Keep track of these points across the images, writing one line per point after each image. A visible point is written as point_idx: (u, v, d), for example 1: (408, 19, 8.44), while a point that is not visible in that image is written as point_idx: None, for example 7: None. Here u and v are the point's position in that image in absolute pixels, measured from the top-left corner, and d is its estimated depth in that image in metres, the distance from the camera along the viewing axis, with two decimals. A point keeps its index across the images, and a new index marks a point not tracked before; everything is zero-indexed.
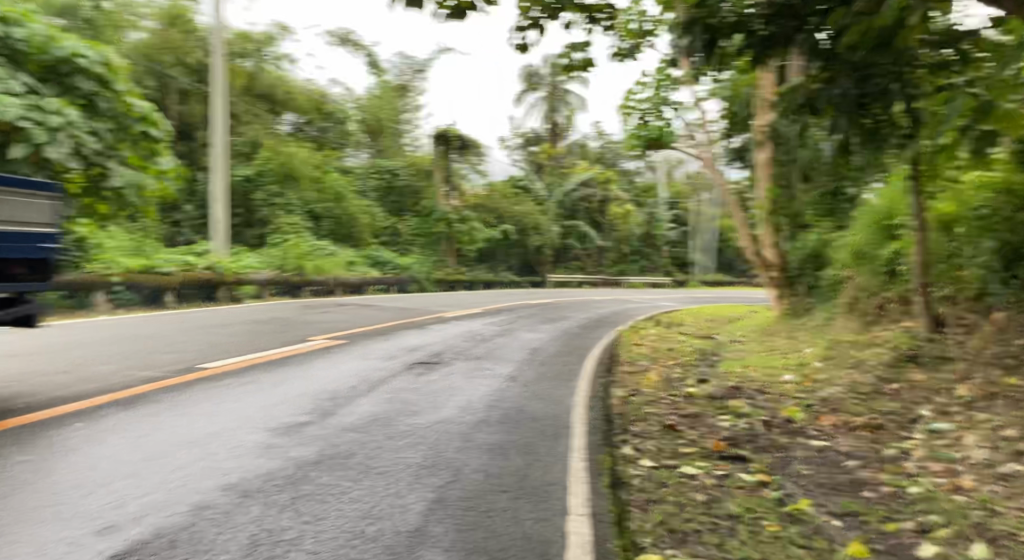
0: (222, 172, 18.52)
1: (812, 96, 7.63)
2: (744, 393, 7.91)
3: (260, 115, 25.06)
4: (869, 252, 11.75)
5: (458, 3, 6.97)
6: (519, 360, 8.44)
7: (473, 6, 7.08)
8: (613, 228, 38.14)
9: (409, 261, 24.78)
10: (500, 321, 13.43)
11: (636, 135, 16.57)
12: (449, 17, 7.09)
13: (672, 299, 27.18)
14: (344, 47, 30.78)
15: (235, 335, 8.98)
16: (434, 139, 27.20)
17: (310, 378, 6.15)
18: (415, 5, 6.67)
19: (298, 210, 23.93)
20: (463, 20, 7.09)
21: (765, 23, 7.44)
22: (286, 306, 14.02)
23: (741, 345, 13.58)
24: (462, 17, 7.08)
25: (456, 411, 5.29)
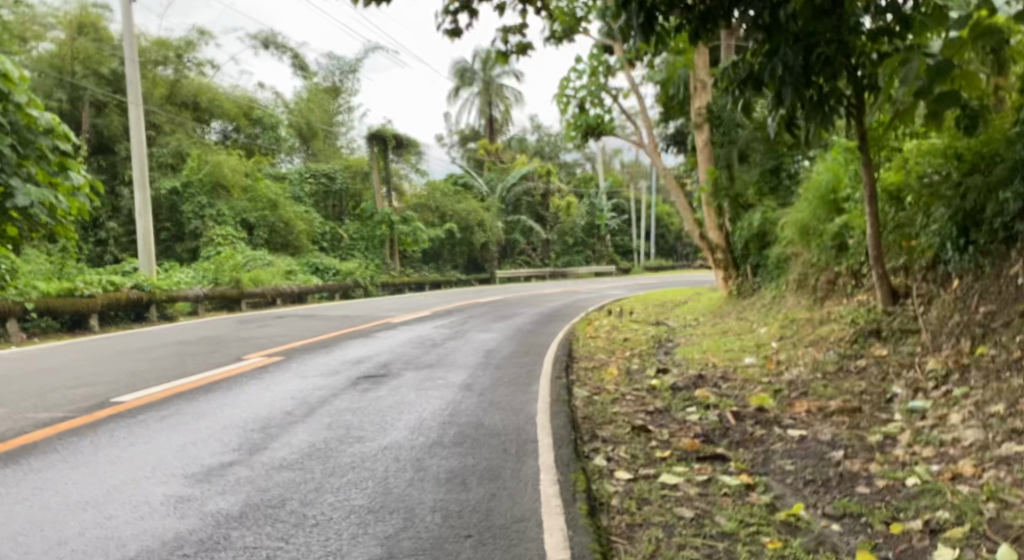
0: (142, 188, 17.33)
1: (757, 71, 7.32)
2: (710, 382, 7.53)
3: (183, 124, 23.93)
4: (817, 227, 11.51)
5: None
6: (471, 364, 7.91)
7: None
8: (557, 220, 37.81)
9: (351, 266, 23.98)
10: (449, 323, 12.85)
11: (574, 124, 16.14)
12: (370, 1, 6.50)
13: (621, 287, 26.97)
14: (268, 48, 29.67)
15: (159, 359, 8.25)
16: (368, 140, 26.36)
17: (240, 405, 5.53)
18: None
19: (230, 220, 22.88)
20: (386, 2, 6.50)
21: None
22: (221, 322, 13.20)
23: (696, 329, 13.28)
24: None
25: (407, 431, 4.76)
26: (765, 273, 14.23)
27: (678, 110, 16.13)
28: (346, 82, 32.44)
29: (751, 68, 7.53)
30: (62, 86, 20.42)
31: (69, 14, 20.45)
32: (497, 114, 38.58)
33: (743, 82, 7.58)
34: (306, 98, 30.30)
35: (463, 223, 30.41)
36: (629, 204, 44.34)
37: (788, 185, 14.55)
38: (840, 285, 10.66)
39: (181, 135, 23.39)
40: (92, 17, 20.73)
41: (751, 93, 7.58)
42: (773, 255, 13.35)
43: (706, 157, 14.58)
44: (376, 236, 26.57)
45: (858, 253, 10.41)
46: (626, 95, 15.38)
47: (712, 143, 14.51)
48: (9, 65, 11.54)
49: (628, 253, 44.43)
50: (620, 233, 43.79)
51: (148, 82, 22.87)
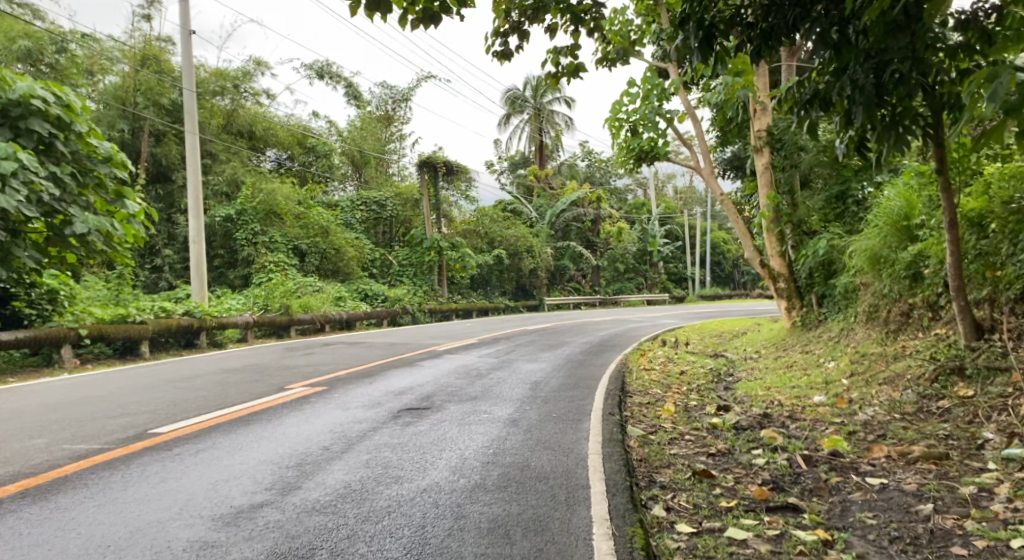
0: (197, 215, 17.51)
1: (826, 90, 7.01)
2: (774, 421, 7.05)
3: (241, 152, 24.35)
4: (888, 256, 10.94)
5: (429, 7, 6.21)
6: (519, 398, 7.57)
7: (446, 9, 6.32)
8: (606, 247, 37.44)
9: (400, 292, 23.96)
10: (497, 353, 12.55)
11: (627, 149, 15.81)
12: (419, 23, 6.34)
13: (673, 315, 26.39)
14: (323, 78, 30.14)
15: (204, 387, 8.13)
16: (418, 167, 26.43)
17: (276, 439, 5.30)
18: (380, 9, 5.92)
19: (283, 247, 23.11)
20: (436, 24, 6.32)
21: (763, 16, 6.75)
22: (268, 349, 13.12)
23: (755, 362, 12.72)
24: (434, 22, 6.30)
25: (449, 471, 4.46)
26: (832, 303, 13.64)
27: (735, 134, 15.68)
28: (398, 111, 32.77)
29: (817, 87, 7.14)
30: (125, 117, 20.94)
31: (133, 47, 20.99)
32: (547, 141, 38.50)
33: (808, 102, 7.20)
34: (359, 128, 30.64)
35: (511, 250, 30.28)
36: (680, 231, 43.67)
37: (854, 211, 13.95)
38: (915, 317, 10.09)
39: (237, 163, 23.76)
40: (155, 49, 21.18)
41: (817, 113, 7.21)
42: (840, 284, 12.76)
43: (766, 182, 14.06)
44: (425, 262, 26.54)
45: (934, 284, 9.86)
46: (680, 119, 15.02)
47: (771, 167, 14.05)
48: (72, 95, 11.76)
49: (679, 280, 43.69)
50: (671, 260, 43.11)
51: (205, 112, 23.30)
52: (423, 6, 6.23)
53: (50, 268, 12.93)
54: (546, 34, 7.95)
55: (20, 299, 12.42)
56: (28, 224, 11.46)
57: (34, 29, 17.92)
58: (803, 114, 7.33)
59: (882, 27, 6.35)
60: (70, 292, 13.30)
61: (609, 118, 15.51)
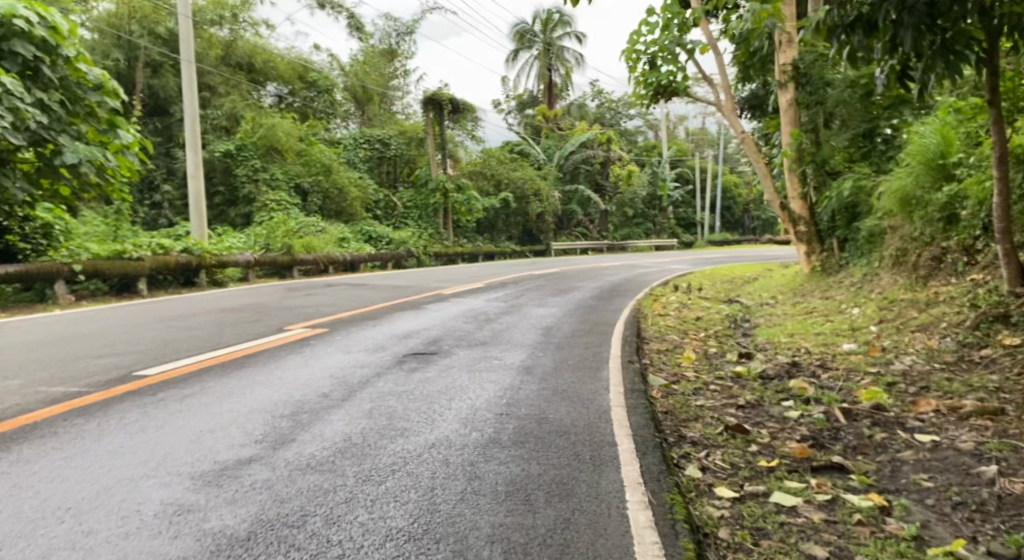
0: (195, 150, 16.90)
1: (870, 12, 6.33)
2: (804, 371, 6.61)
3: (239, 85, 23.55)
4: (920, 197, 10.33)
5: None
6: (532, 344, 7.13)
7: None
8: (615, 191, 36.72)
9: (405, 234, 23.46)
10: (505, 296, 12.11)
11: (644, 82, 15.08)
12: None
13: (682, 261, 25.84)
14: (325, 10, 29.13)
15: (199, 327, 7.73)
16: (423, 104, 25.60)
17: (270, 385, 4.87)
18: None
19: (285, 185, 22.54)
20: None
21: None
22: (268, 289, 12.70)
23: (772, 308, 12.27)
24: None
25: (460, 424, 4.02)
26: (854, 248, 13.09)
27: (758, 70, 14.97)
28: (403, 46, 31.78)
29: (861, 9, 6.48)
30: (122, 47, 20.17)
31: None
32: (557, 80, 37.46)
33: (850, 25, 6.54)
34: (362, 63, 29.74)
35: (519, 193, 29.62)
36: (691, 175, 42.81)
37: (881, 151, 13.24)
38: (947, 263, 9.57)
39: (236, 98, 22.98)
40: None
41: (859, 39, 6.54)
42: (866, 227, 12.18)
43: (791, 119, 13.63)
44: (430, 204, 25.93)
45: (970, 226, 9.32)
46: (702, 50, 14.29)
47: (796, 103, 13.51)
48: (58, 17, 11.00)
49: (688, 226, 43.03)
50: (680, 204, 42.37)
51: (202, 43, 22.44)
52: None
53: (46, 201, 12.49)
54: None
55: (14, 233, 11.97)
56: (16, 152, 11.01)
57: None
58: (844, 38, 6.66)
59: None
60: (67, 228, 12.87)
61: (626, 49, 14.77)
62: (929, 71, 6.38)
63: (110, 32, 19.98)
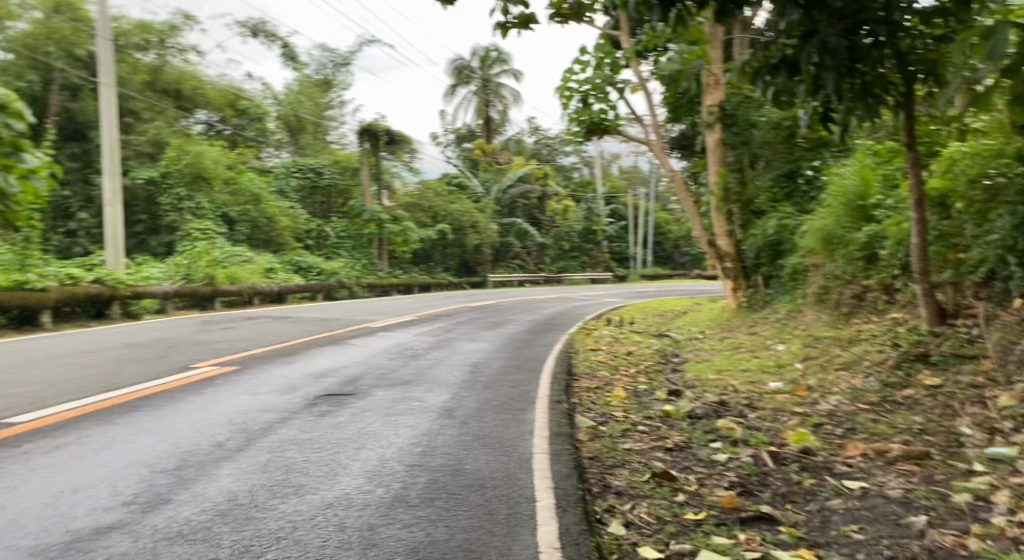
0: (112, 177, 16.15)
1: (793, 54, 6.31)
2: (733, 410, 6.46)
3: (166, 111, 22.66)
4: (842, 236, 10.43)
5: None
6: (456, 382, 6.82)
7: None
8: (552, 224, 36.79)
9: (336, 265, 22.89)
10: (434, 331, 11.75)
11: (577, 119, 15.09)
12: None
13: (617, 295, 25.91)
14: (257, 37, 28.58)
15: (95, 365, 7.15)
16: (358, 135, 25.19)
17: (157, 434, 4.47)
18: None
19: (210, 215, 21.79)
20: None
21: None
22: (182, 323, 12.05)
23: (701, 343, 12.24)
24: None
25: (364, 479, 3.80)
26: (780, 285, 13.22)
27: (686, 109, 15.19)
28: (338, 76, 31.48)
29: (785, 50, 6.48)
30: (36, 68, 19.27)
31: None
32: (494, 114, 37.58)
33: (774, 66, 6.53)
34: (295, 91, 29.28)
35: (456, 225, 29.37)
36: (625, 210, 43.32)
37: (804, 191, 13.45)
38: (869, 300, 9.67)
39: (162, 123, 22.08)
40: None
41: (783, 80, 6.51)
42: (791, 264, 12.31)
43: (717, 158, 13.87)
44: (364, 235, 25.40)
45: (889, 264, 9.43)
46: (633, 90, 14.40)
47: (724, 144, 13.74)
48: None
49: (623, 260, 43.47)
50: (615, 238, 42.81)
51: (125, 67, 21.57)
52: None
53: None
54: None
55: None
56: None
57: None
58: (768, 79, 6.63)
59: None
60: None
61: (559, 86, 14.78)
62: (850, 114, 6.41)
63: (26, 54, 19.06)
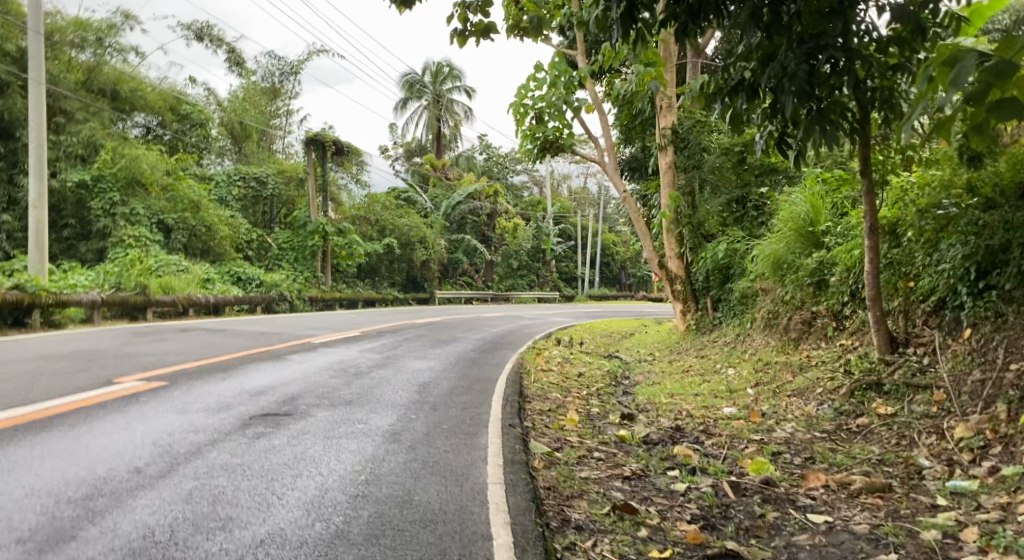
0: (39, 178, 15.31)
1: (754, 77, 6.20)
2: (688, 436, 6.28)
3: (101, 113, 21.62)
4: (791, 261, 10.45)
5: None
6: (402, 403, 6.48)
7: None
8: (499, 242, 36.59)
9: (277, 277, 22.22)
10: (379, 347, 11.35)
11: (531, 136, 14.94)
12: None
13: (564, 315, 25.79)
14: (202, 41, 27.79)
15: (9, 378, 6.61)
16: (305, 144, 24.63)
17: (68, 460, 4.06)
18: None
19: (146, 222, 20.93)
20: None
21: None
22: (109, 334, 11.37)
23: (650, 366, 12.12)
24: None
25: (301, 512, 3.53)
26: (727, 308, 13.24)
27: (640, 131, 15.11)
28: (286, 85, 30.79)
29: (744, 74, 6.37)
30: None
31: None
32: (444, 130, 37.34)
33: (732, 89, 6.44)
34: (241, 98, 28.57)
35: (403, 239, 28.94)
36: (573, 230, 43.47)
37: (752, 217, 13.47)
38: (818, 326, 9.67)
39: (97, 125, 21.17)
40: None
41: (742, 103, 6.39)
42: (740, 288, 12.32)
43: (669, 181, 13.77)
44: (308, 247, 24.78)
45: (839, 291, 9.38)
46: (588, 110, 14.32)
47: (675, 166, 13.71)
48: None
49: (569, 280, 43.54)
50: (562, 258, 42.86)
51: (58, 63, 20.52)
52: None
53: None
54: None
55: None
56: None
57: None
58: (728, 101, 6.51)
59: (814, 12, 5.60)
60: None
61: (513, 103, 14.64)
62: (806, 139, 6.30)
63: None
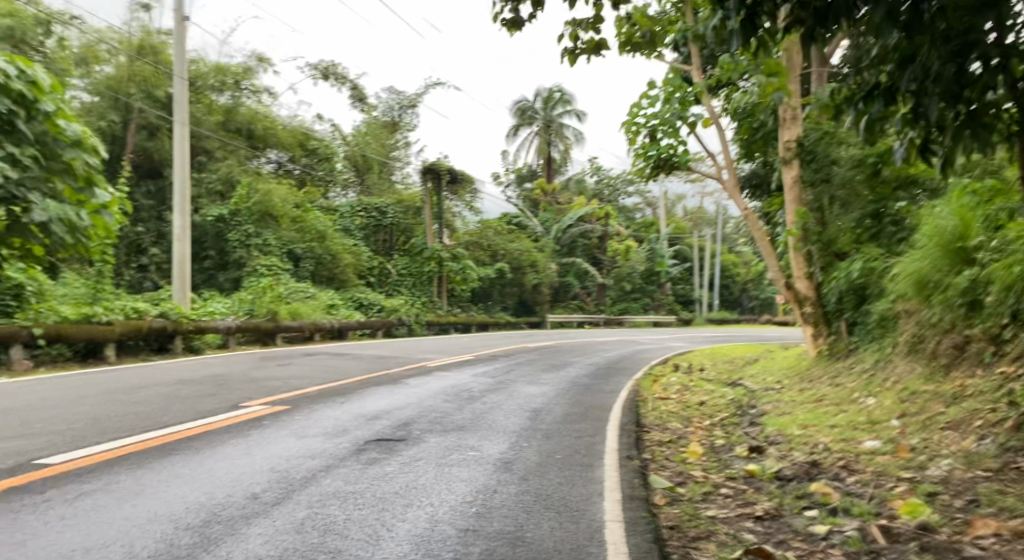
0: (181, 212, 16.26)
1: (892, 80, 5.65)
2: (827, 473, 5.74)
3: (236, 151, 22.90)
4: (938, 281, 9.69)
5: None
6: (516, 430, 6.28)
7: None
8: (613, 265, 36.12)
9: (396, 303, 22.71)
10: (494, 372, 11.25)
11: (644, 155, 14.61)
12: None
13: (682, 339, 25.06)
14: (328, 79, 29.12)
15: (145, 402, 6.89)
16: (422, 173, 25.25)
17: (188, 483, 4.10)
18: None
19: (276, 251, 21.92)
20: None
21: None
22: (238, 359, 11.81)
23: (778, 394, 11.41)
24: None
25: (410, 547, 3.37)
26: (864, 331, 12.34)
27: (761, 145, 14.43)
28: (405, 118, 31.73)
29: (880, 77, 5.83)
30: (117, 108, 19.76)
31: (130, 34, 19.72)
32: (557, 155, 37.43)
33: (868, 94, 5.86)
34: (363, 132, 29.75)
35: (516, 263, 29.10)
36: (690, 252, 42.46)
37: (891, 232, 12.42)
38: (972, 351, 8.78)
39: (233, 162, 22.47)
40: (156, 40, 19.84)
41: (878, 109, 5.84)
42: (878, 310, 11.45)
43: (794, 197, 13.13)
44: (425, 273, 25.29)
45: (996, 313, 8.54)
46: (704, 125, 13.89)
47: (801, 181, 13.05)
48: (41, 72, 10.47)
49: (687, 303, 42.45)
50: (679, 281, 41.87)
51: (201, 107, 22.08)
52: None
53: (15, 262, 11.81)
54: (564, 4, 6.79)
55: None
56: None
57: (24, 11, 16.28)
58: (862, 107, 5.98)
59: (961, 5, 4.95)
60: (38, 290, 12.13)
61: (626, 122, 14.37)
62: (955, 145, 5.65)
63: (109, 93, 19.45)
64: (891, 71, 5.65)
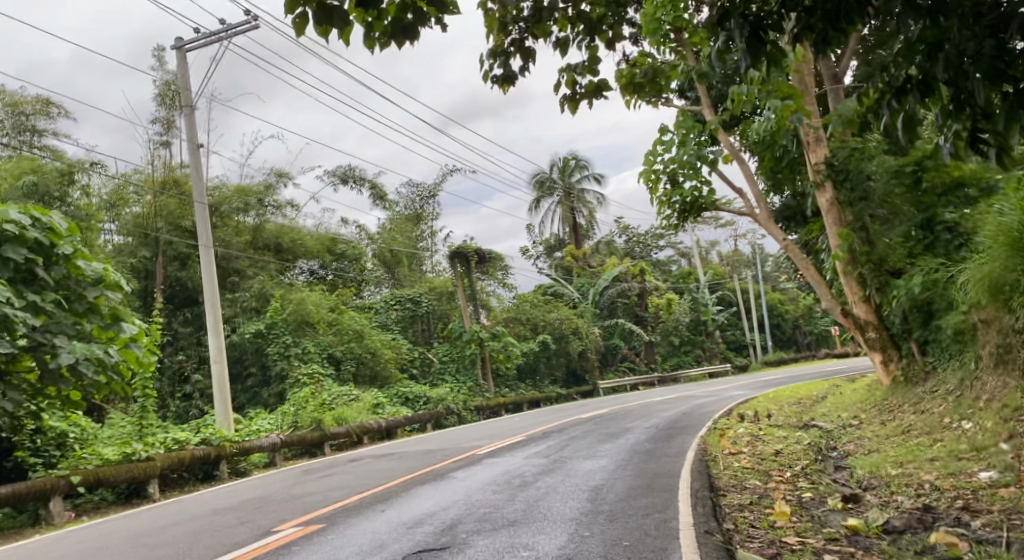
0: (215, 334, 15.89)
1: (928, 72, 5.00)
2: (946, 518, 4.93)
3: (267, 266, 22.81)
4: (1013, 284, 8.81)
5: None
6: (573, 517, 5.57)
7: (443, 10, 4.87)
8: (658, 320, 35.17)
9: (443, 391, 22.02)
10: (548, 450, 10.52)
11: (668, 202, 14.06)
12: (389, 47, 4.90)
13: (742, 387, 23.92)
14: (347, 182, 29.33)
15: (169, 542, 6.30)
16: (451, 258, 24.86)
17: None
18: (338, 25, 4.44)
19: (315, 358, 21.41)
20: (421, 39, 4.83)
21: None
22: (282, 475, 11.22)
23: (859, 430, 10.45)
24: (411, 37, 4.80)
25: None
26: (939, 350, 11.41)
27: (787, 173, 13.83)
28: (428, 209, 31.93)
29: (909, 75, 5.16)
30: (148, 244, 19.75)
31: (153, 172, 19.72)
32: (582, 221, 37.14)
33: (899, 90, 5.12)
34: (389, 228, 29.82)
35: (558, 333, 28.49)
36: (733, 296, 41.47)
37: (947, 240, 11.59)
38: None
39: (264, 277, 22.33)
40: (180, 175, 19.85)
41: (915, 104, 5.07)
42: (951, 325, 10.57)
43: (834, 220, 12.28)
44: (467, 356, 24.72)
45: None
46: (725, 161, 13.36)
47: (838, 203, 12.21)
48: (56, 216, 10.13)
49: (740, 347, 41.14)
50: (728, 327, 40.67)
51: (227, 229, 22.10)
52: (393, 16, 4.78)
53: (54, 410, 11.49)
54: (554, 50, 6.41)
55: (21, 448, 10.82)
56: (16, 362, 9.90)
57: (45, 164, 16.30)
58: (895, 107, 5.22)
59: None
60: (77, 435, 11.67)
61: (643, 171, 13.90)
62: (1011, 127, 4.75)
63: (138, 231, 19.45)
64: (923, 63, 4.99)
